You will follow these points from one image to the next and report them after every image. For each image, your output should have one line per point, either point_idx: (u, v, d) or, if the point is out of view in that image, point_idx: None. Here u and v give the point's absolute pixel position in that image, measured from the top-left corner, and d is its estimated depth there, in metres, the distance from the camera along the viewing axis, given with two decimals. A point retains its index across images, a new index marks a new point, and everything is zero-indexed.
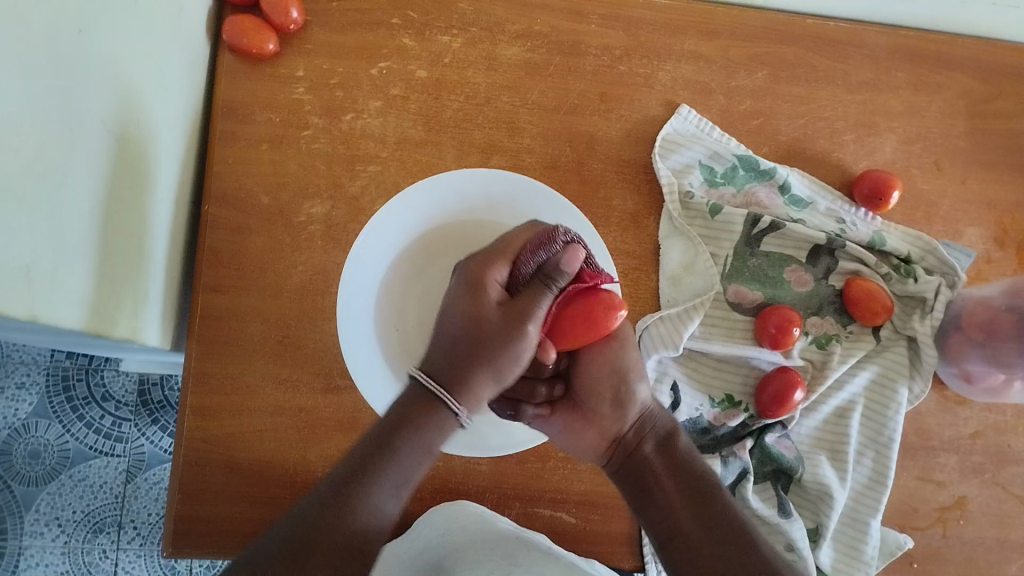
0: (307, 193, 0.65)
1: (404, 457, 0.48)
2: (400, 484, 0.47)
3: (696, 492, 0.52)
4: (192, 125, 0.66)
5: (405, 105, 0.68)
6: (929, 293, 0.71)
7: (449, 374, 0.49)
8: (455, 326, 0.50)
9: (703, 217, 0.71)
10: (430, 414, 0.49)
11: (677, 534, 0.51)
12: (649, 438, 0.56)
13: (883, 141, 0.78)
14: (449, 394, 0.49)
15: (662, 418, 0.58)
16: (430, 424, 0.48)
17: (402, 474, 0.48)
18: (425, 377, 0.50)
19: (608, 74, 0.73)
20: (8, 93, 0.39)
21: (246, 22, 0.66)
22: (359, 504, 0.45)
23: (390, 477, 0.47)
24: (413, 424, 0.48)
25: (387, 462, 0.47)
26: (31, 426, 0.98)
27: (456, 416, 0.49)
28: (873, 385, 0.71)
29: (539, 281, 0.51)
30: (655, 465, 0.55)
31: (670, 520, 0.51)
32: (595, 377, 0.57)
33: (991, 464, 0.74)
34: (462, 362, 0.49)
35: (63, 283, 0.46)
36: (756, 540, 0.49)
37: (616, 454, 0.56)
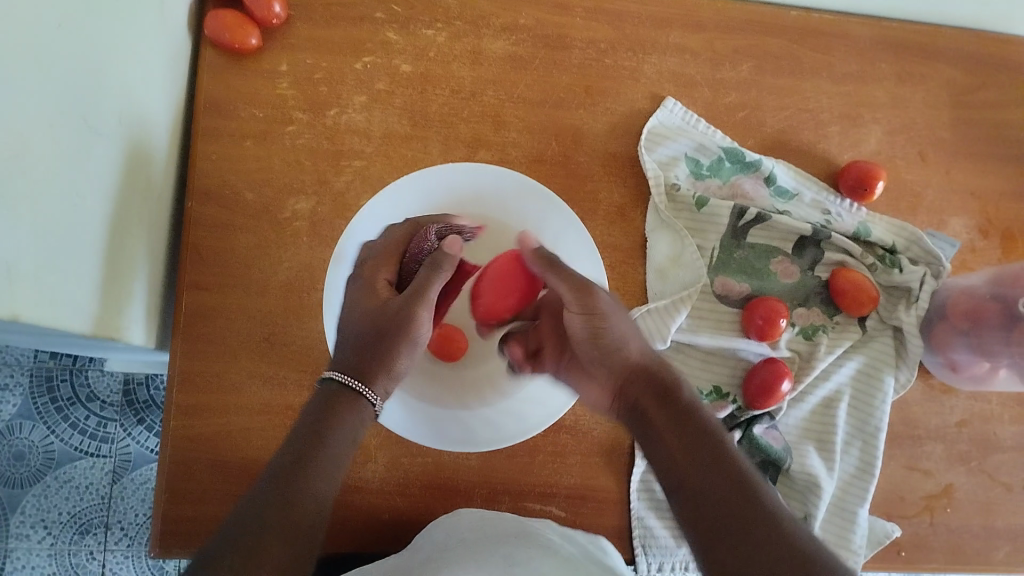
0: (292, 189, 0.65)
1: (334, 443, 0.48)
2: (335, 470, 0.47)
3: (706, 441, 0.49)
4: (175, 122, 0.65)
5: (390, 99, 0.68)
6: (914, 283, 0.72)
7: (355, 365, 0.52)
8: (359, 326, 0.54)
9: (690, 209, 0.71)
10: (351, 403, 0.51)
11: (683, 483, 0.48)
12: (649, 387, 0.55)
13: (868, 133, 0.78)
14: (359, 380, 0.52)
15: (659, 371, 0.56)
16: (346, 409, 0.50)
17: (333, 464, 0.47)
18: (344, 376, 0.52)
19: (594, 67, 0.73)
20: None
21: (227, 18, 0.65)
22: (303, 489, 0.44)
23: (324, 464, 0.46)
24: (337, 413, 0.49)
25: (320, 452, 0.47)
26: (16, 428, 0.97)
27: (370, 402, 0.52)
28: (859, 375, 0.71)
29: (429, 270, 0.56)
30: (656, 418, 0.53)
31: (674, 468, 0.49)
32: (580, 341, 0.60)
33: (977, 452, 0.74)
34: (367, 348, 0.53)
35: (46, 282, 0.45)
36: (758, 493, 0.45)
37: (624, 408, 0.57)
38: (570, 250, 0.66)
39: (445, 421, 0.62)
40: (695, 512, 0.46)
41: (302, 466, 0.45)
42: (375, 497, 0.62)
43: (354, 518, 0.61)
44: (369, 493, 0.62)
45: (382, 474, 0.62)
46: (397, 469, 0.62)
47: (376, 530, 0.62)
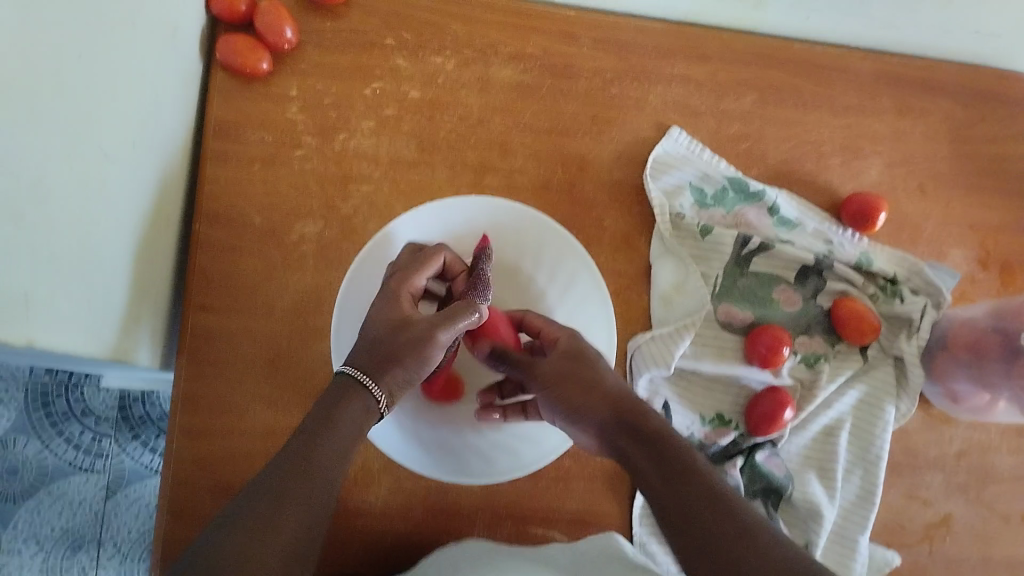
0: (300, 212, 0.65)
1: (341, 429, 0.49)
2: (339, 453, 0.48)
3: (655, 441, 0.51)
4: (185, 145, 0.66)
5: (399, 125, 0.69)
6: (915, 314, 0.72)
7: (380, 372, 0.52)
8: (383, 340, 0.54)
9: (694, 237, 0.72)
10: (355, 400, 0.51)
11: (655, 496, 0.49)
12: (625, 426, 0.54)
13: (868, 164, 0.79)
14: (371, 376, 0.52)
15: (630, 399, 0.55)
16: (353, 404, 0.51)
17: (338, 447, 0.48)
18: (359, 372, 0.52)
19: (599, 96, 0.74)
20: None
21: (238, 42, 0.66)
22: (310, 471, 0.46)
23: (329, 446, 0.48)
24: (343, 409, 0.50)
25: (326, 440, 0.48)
26: (11, 441, 0.97)
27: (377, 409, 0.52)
28: (861, 404, 0.71)
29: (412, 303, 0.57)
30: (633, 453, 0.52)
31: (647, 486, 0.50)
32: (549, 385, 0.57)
33: (976, 483, 0.75)
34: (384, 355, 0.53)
35: (52, 307, 0.46)
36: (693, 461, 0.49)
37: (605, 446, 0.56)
38: (581, 288, 0.67)
39: (447, 450, 0.63)
40: (684, 539, 0.46)
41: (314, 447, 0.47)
42: (377, 519, 0.62)
43: (354, 542, 0.61)
44: (370, 517, 0.62)
45: (384, 497, 0.62)
46: (399, 492, 0.62)
47: (377, 554, 0.62)
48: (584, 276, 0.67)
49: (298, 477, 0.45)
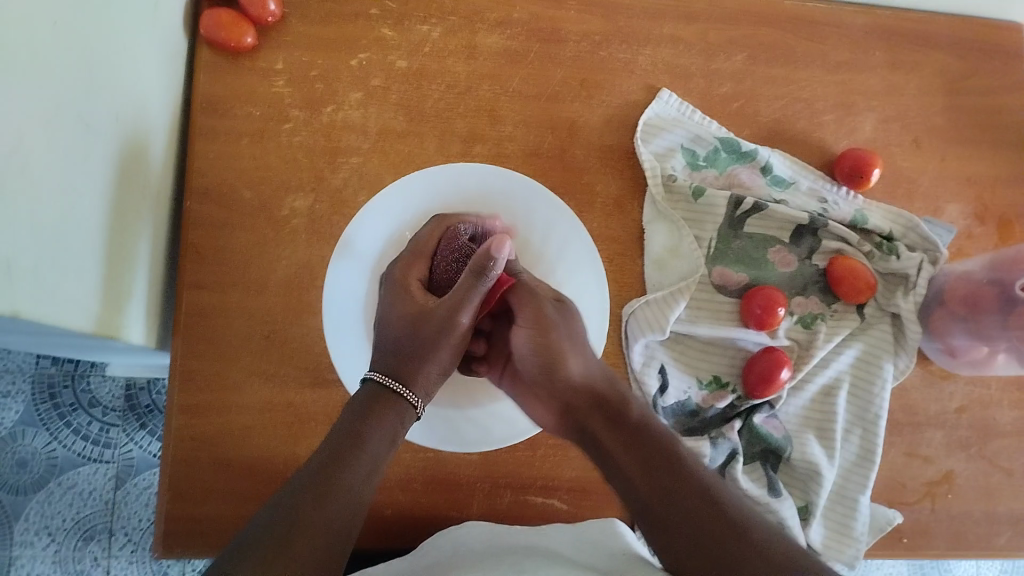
0: (289, 188, 0.65)
1: (370, 442, 0.49)
2: (369, 470, 0.48)
3: (644, 447, 0.52)
4: (172, 125, 0.65)
5: (386, 95, 0.68)
6: (911, 270, 0.72)
7: (403, 371, 0.53)
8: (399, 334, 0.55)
9: (686, 200, 0.71)
10: (391, 405, 0.52)
11: (639, 497, 0.50)
12: (597, 415, 0.55)
13: (863, 121, 0.78)
14: (398, 380, 0.53)
15: (603, 388, 0.57)
16: (387, 410, 0.51)
17: (370, 461, 0.48)
18: (383, 377, 0.53)
19: (588, 60, 0.73)
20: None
21: (222, 15, 0.65)
22: (339, 484, 0.45)
23: (361, 460, 0.48)
24: (377, 415, 0.51)
25: (356, 452, 0.48)
26: (18, 434, 0.97)
27: (411, 405, 0.53)
28: (859, 362, 0.71)
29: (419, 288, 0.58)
30: (605, 439, 0.54)
31: (630, 488, 0.51)
32: (524, 352, 0.59)
33: (977, 438, 0.75)
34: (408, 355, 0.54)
35: (44, 284, 0.46)
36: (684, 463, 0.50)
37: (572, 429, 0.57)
38: (573, 255, 0.67)
39: (453, 421, 0.63)
40: (663, 535, 0.47)
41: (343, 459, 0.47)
42: (377, 492, 0.62)
43: None
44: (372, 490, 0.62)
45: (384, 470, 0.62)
46: (399, 465, 0.63)
47: (382, 526, 0.62)
48: (577, 243, 0.67)
49: (322, 487, 0.45)
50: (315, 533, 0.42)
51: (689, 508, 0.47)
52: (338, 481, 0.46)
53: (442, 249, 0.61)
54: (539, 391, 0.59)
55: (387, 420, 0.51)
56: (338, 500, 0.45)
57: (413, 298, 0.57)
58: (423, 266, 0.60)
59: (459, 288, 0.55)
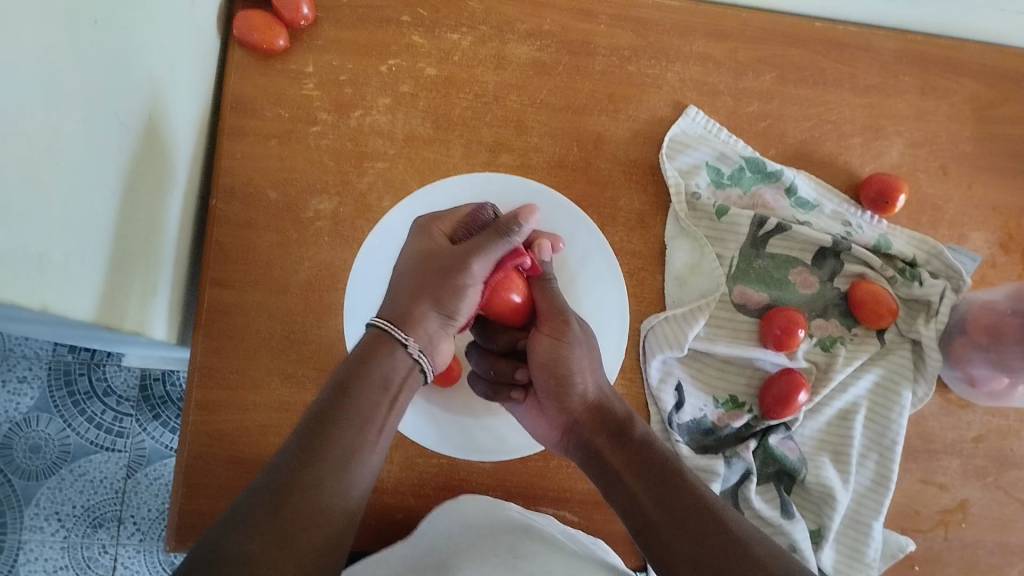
0: (315, 190, 0.65)
1: (361, 394, 0.46)
2: (367, 424, 0.46)
3: (647, 464, 0.51)
4: (202, 123, 0.66)
5: (414, 102, 0.69)
6: (934, 296, 0.72)
7: (401, 318, 0.50)
8: (405, 282, 0.52)
9: (709, 218, 0.71)
10: (386, 353, 0.49)
11: (640, 511, 0.49)
12: (601, 430, 0.54)
13: (890, 145, 0.78)
14: (398, 327, 0.50)
15: (613, 405, 0.55)
16: (379, 358, 0.48)
17: (363, 416, 0.46)
18: (388, 325, 0.50)
19: (616, 74, 0.73)
20: (8, 81, 0.38)
21: (256, 18, 0.66)
22: (327, 447, 0.43)
23: (353, 416, 0.45)
24: (370, 364, 0.47)
25: (349, 409, 0.45)
26: (32, 420, 0.98)
27: (405, 348, 0.49)
28: (877, 388, 0.71)
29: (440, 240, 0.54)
30: (611, 459, 0.52)
31: (633, 505, 0.49)
32: (540, 359, 0.56)
33: (993, 468, 0.74)
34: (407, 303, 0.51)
35: (74, 275, 0.46)
36: (682, 472, 0.50)
37: (576, 446, 0.55)
38: (594, 269, 0.67)
39: (470, 429, 0.64)
40: (663, 552, 0.46)
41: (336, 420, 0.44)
42: (390, 496, 0.62)
43: (368, 519, 0.62)
44: (385, 493, 0.62)
45: (398, 474, 0.63)
46: (412, 470, 0.63)
47: (391, 530, 0.62)
48: (597, 258, 0.67)
49: (311, 452, 0.42)
50: (303, 504, 0.40)
51: (689, 528, 0.46)
52: (329, 440, 0.43)
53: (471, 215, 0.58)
54: (546, 405, 0.57)
55: (382, 370, 0.48)
56: (329, 461, 0.42)
57: (428, 244, 0.54)
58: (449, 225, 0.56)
59: (478, 239, 0.53)
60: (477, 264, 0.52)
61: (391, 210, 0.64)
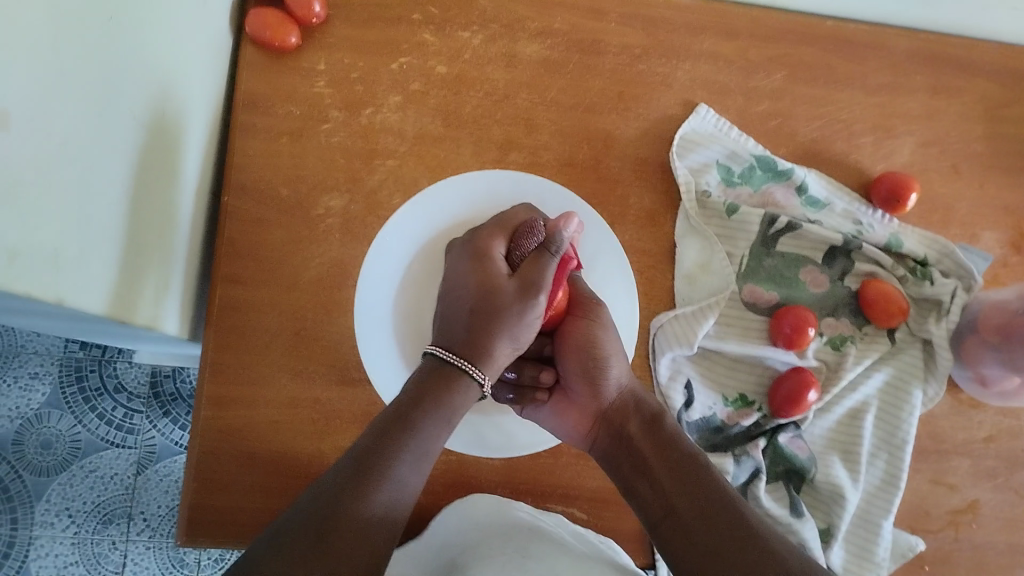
0: (326, 187, 0.66)
1: (422, 430, 0.48)
2: (419, 462, 0.47)
3: (677, 462, 0.52)
4: (213, 119, 0.66)
5: (425, 100, 0.69)
6: (945, 296, 0.72)
7: (468, 349, 0.52)
8: (468, 301, 0.54)
9: (719, 216, 0.71)
10: (455, 383, 0.51)
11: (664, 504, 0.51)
12: (633, 419, 0.56)
13: (901, 144, 0.78)
14: (464, 357, 0.52)
15: (647, 399, 0.58)
16: (442, 392, 0.50)
17: (419, 451, 0.47)
18: (445, 353, 0.52)
19: (627, 72, 0.73)
20: (24, 75, 0.39)
21: (269, 16, 0.66)
22: (384, 478, 0.44)
23: (411, 452, 0.47)
24: (432, 399, 0.49)
25: (409, 444, 0.47)
26: (44, 416, 0.99)
27: (478, 382, 0.51)
28: (888, 387, 0.71)
29: (492, 261, 0.56)
30: (641, 447, 0.55)
31: (658, 499, 0.51)
32: (574, 348, 0.59)
33: (1004, 468, 0.74)
34: (471, 323, 0.53)
35: (87, 267, 0.46)
36: (709, 472, 0.51)
37: (605, 437, 0.57)
38: (604, 267, 0.67)
39: (480, 427, 0.63)
40: (686, 543, 0.48)
41: (393, 453, 0.46)
42: None
43: None
44: None
45: None
46: None
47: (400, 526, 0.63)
48: (608, 256, 0.67)
49: (365, 478, 0.43)
50: (355, 526, 0.41)
51: (705, 525, 0.48)
52: (385, 471, 0.45)
53: (524, 233, 0.58)
54: (576, 396, 0.59)
55: (443, 403, 0.50)
56: (381, 491, 0.44)
57: (489, 268, 0.55)
58: (502, 243, 0.57)
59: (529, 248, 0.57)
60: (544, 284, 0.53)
61: (399, 209, 0.65)
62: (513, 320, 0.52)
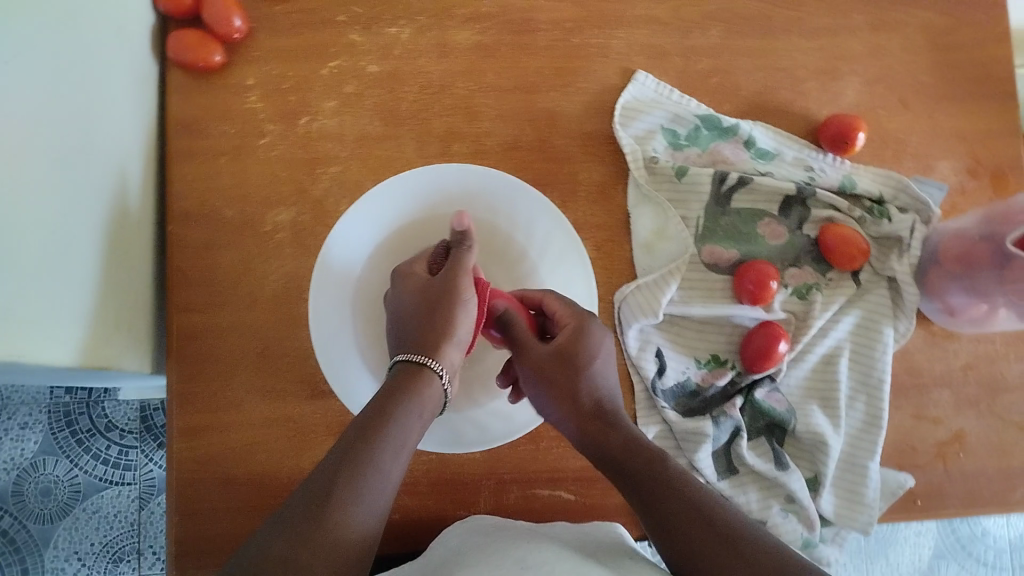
0: (270, 202, 0.65)
1: (403, 419, 0.49)
2: (400, 450, 0.47)
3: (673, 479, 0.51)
4: (148, 146, 0.65)
5: (360, 101, 0.68)
6: (904, 232, 0.71)
7: (425, 346, 0.53)
8: (407, 311, 0.56)
9: (670, 180, 0.71)
10: (417, 376, 0.52)
11: (660, 521, 0.49)
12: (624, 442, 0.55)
13: (846, 85, 0.77)
14: (425, 355, 0.53)
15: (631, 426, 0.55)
16: (408, 388, 0.51)
17: (401, 437, 0.48)
18: (410, 356, 0.53)
19: (562, 48, 0.73)
20: None
21: (190, 36, 0.65)
22: (371, 464, 0.45)
23: (393, 438, 0.47)
24: (403, 395, 0.50)
25: (390, 430, 0.47)
26: (39, 464, 0.99)
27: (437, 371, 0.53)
28: (858, 329, 0.71)
29: (414, 276, 0.58)
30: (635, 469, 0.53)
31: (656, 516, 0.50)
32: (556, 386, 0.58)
33: (986, 394, 0.74)
34: (418, 325, 0.55)
35: (20, 318, 0.45)
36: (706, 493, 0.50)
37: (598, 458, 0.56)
38: (557, 251, 0.66)
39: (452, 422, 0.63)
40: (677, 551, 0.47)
41: (377, 442, 0.46)
42: None
43: None
44: None
45: None
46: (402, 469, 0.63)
47: (390, 530, 0.63)
48: (562, 240, 0.65)
49: (355, 468, 0.44)
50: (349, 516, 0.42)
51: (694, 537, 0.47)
52: (371, 460, 0.45)
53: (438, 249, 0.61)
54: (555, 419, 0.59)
55: (406, 395, 0.50)
56: (370, 478, 0.44)
57: (415, 279, 0.58)
58: (426, 263, 0.60)
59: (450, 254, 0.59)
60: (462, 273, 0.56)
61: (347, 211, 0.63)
62: (459, 299, 0.55)
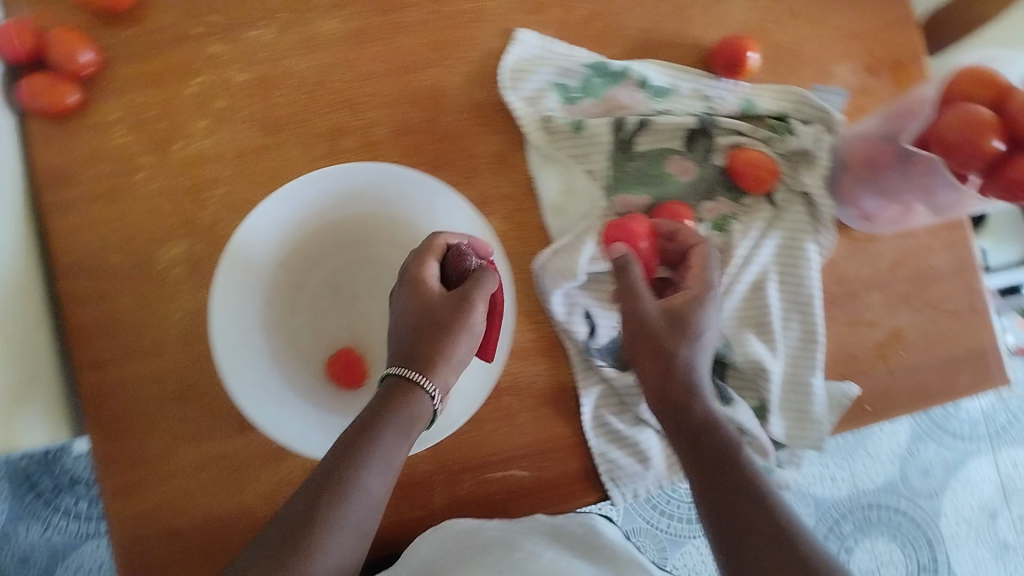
0: (160, 238, 0.62)
1: (386, 435, 0.51)
2: (385, 467, 0.51)
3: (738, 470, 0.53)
4: (20, 205, 0.62)
5: (234, 115, 0.65)
6: (810, 145, 0.71)
7: (420, 368, 0.56)
8: (409, 320, 0.57)
9: (569, 136, 0.69)
10: (407, 397, 0.54)
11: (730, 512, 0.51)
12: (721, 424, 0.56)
13: (730, 5, 0.75)
14: (416, 371, 0.56)
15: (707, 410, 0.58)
16: (401, 400, 0.54)
17: (386, 453, 0.51)
18: (404, 370, 0.56)
19: (434, 20, 0.70)
20: None
21: (36, 83, 0.62)
22: (352, 484, 0.49)
23: (376, 456, 0.50)
24: (393, 410, 0.53)
25: (374, 447, 0.51)
26: (11, 532, 0.96)
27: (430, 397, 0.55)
28: (781, 251, 0.71)
29: (426, 281, 0.58)
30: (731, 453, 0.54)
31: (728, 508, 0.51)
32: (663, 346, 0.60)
33: (917, 288, 0.75)
34: (415, 347, 0.56)
35: None
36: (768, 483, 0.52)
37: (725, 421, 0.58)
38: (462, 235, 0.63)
39: None
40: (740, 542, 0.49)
41: (362, 461, 0.50)
42: None
43: None
44: None
45: None
46: None
47: None
48: (465, 223, 0.63)
49: (339, 486, 0.48)
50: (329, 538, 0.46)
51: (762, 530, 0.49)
52: (353, 478, 0.49)
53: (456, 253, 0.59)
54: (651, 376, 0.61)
55: (399, 412, 0.53)
56: (352, 496, 0.48)
57: (426, 288, 0.57)
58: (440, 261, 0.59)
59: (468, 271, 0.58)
60: (474, 305, 0.57)
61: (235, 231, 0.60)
62: (465, 324, 0.57)
